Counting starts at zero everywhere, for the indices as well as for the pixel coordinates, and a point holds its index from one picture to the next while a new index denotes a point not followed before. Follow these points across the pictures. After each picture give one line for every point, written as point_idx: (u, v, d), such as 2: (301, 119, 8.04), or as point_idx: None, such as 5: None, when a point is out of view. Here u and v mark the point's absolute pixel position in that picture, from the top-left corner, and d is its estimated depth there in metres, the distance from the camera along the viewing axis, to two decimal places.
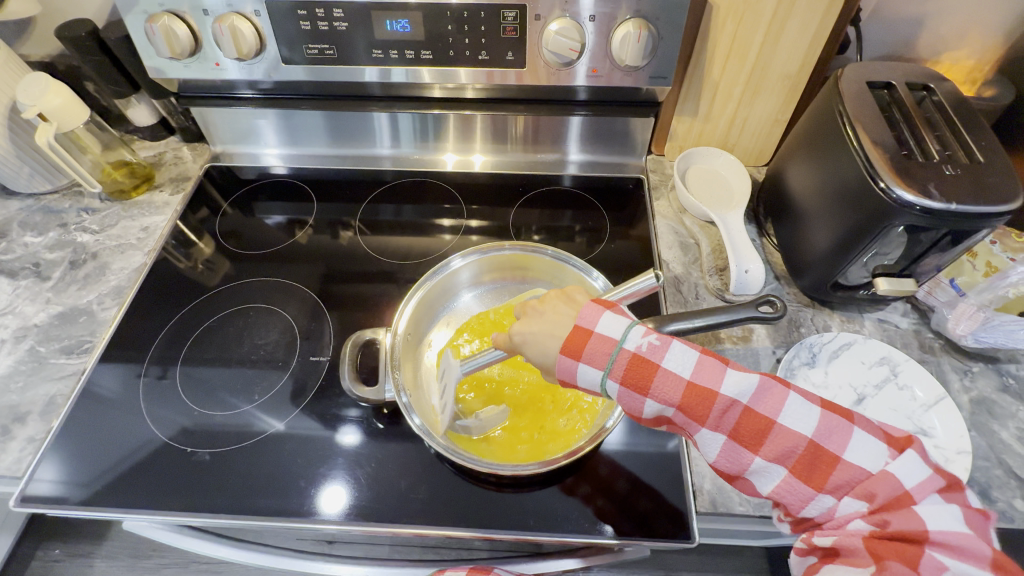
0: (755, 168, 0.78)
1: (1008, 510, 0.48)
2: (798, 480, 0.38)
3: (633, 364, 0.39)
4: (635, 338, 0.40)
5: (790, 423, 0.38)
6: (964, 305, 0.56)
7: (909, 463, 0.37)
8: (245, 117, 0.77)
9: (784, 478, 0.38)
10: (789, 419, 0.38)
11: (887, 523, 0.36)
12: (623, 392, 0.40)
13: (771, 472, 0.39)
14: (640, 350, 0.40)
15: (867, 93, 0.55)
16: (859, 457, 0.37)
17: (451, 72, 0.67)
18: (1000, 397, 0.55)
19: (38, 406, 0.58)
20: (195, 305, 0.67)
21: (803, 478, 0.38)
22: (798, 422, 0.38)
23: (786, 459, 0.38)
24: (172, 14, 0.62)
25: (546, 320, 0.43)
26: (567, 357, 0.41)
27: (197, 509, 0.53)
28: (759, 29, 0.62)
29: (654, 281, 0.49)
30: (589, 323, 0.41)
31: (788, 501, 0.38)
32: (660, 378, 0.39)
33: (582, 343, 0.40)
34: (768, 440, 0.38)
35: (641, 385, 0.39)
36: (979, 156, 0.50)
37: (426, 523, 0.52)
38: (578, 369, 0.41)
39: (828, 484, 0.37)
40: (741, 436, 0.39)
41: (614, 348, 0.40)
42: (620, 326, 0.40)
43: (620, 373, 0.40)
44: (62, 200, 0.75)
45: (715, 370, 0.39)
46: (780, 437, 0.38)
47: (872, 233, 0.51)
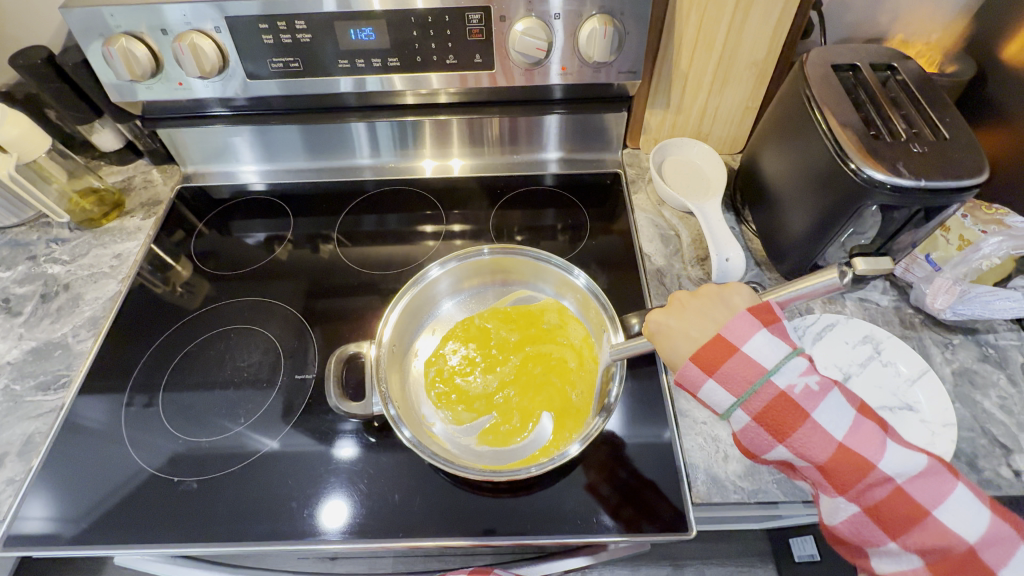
0: (730, 155, 0.78)
1: (996, 478, 0.48)
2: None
3: (779, 404, 0.39)
4: (790, 376, 0.39)
5: (947, 519, 0.37)
6: (940, 279, 0.57)
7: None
8: (218, 135, 0.76)
9: (915, 568, 0.38)
10: (947, 515, 0.37)
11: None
12: (756, 431, 0.40)
13: (901, 557, 0.39)
14: (792, 389, 0.39)
15: (832, 76, 0.55)
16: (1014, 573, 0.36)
17: (421, 78, 0.66)
18: (980, 366, 0.55)
19: (15, 446, 0.56)
20: (173, 331, 0.66)
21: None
22: (959, 522, 0.37)
23: (930, 553, 0.38)
24: (130, 35, 0.61)
25: (686, 324, 0.43)
26: (697, 368, 0.41)
27: (187, 539, 0.52)
28: (723, 18, 0.62)
29: (838, 280, 0.38)
30: (739, 334, 0.40)
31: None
32: (810, 433, 0.38)
33: (721, 357, 0.40)
34: (915, 526, 0.38)
35: (782, 430, 0.39)
36: (944, 133, 0.50)
37: (423, 536, 0.51)
38: (705, 383, 0.41)
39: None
40: (882, 515, 0.39)
41: (760, 376, 0.39)
42: (773, 354, 0.39)
43: (758, 408, 0.39)
44: (29, 232, 0.73)
45: (874, 440, 0.39)
46: (932, 528, 0.37)
47: (847, 215, 0.51)
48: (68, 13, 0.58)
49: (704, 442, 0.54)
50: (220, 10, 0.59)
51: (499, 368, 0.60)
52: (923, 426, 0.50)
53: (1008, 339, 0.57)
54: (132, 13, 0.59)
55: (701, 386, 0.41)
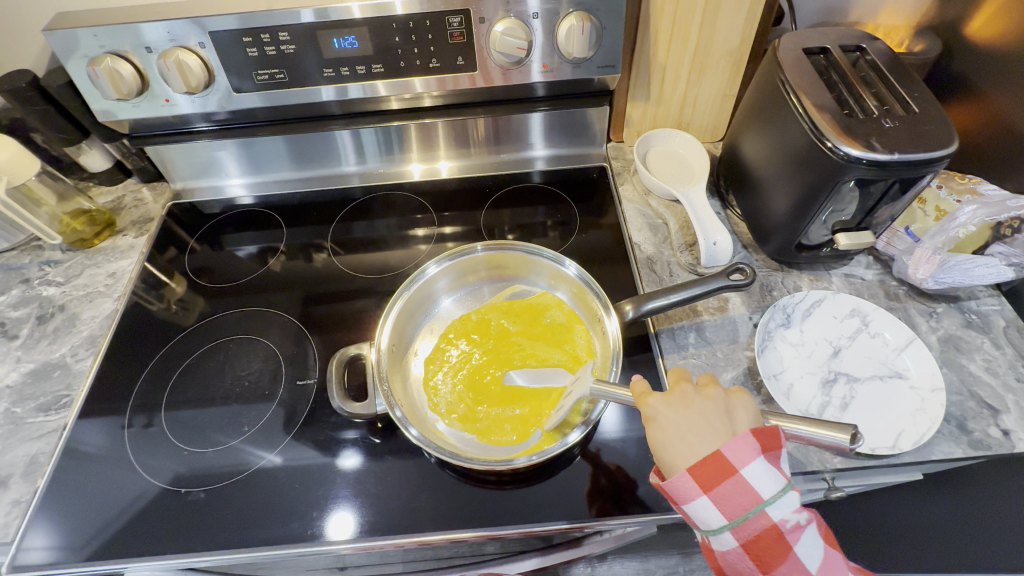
0: (712, 144, 0.80)
1: (985, 438, 0.50)
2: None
3: (771, 535, 0.39)
4: (783, 509, 0.40)
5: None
6: (920, 250, 0.59)
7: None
8: (203, 150, 0.76)
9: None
10: None
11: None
12: (740, 554, 0.40)
13: None
14: (783, 523, 0.39)
15: (804, 59, 0.57)
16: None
17: (404, 83, 0.67)
18: (965, 332, 0.57)
19: (19, 468, 0.56)
20: (172, 346, 0.66)
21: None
22: None
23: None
24: (115, 54, 0.61)
25: (688, 427, 0.43)
26: (694, 482, 0.41)
27: (198, 548, 0.52)
28: (697, 9, 0.64)
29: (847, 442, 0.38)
30: (740, 457, 0.40)
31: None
32: (790, 568, 0.39)
33: (717, 477, 0.40)
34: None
35: (764, 562, 0.39)
36: (914, 107, 0.52)
37: (432, 531, 0.52)
38: (699, 498, 0.40)
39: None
40: None
41: (754, 505, 0.40)
42: (771, 485, 0.40)
43: (746, 535, 0.40)
44: (22, 255, 0.73)
45: (838, 571, 0.41)
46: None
47: (826, 192, 0.53)
48: (53, 36, 0.59)
49: None
50: (202, 25, 0.60)
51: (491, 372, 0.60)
52: (913, 393, 0.52)
53: (989, 305, 0.59)
54: (115, 32, 0.60)
55: (691, 500, 0.41)
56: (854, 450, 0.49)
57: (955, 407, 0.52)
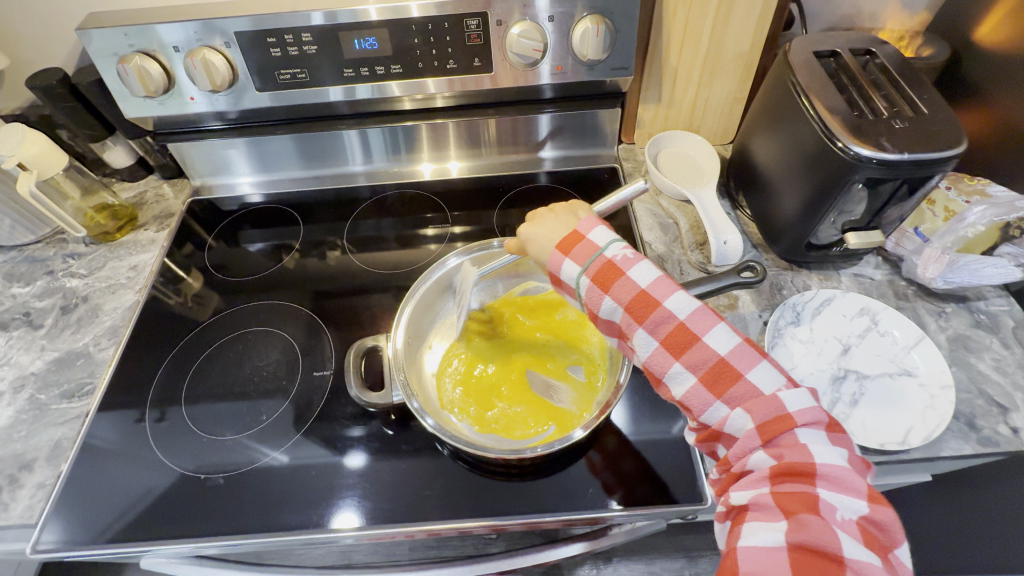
0: (722, 146, 0.81)
1: (995, 436, 0.50)
2: (705, 389, 0.40)
3: (604, 266, 0.45)
4: (614, 248, 0.46)
5: (712, 342, 0.41)
6: (929, 250, 0.60)
7: (803, 396, 0.38)
8: (218, 148, 0.78)
9: (695, 387, 0.41)
10: (714, 340, 0.41)
11: (781, 451, 0.36)
12: (589, 288, 0.45)
13: (683, 379, 0.41)
14: (613, 257, 0.45)
15: (815, 62, 0.58)
16: (760, 379, 0.39)
17: (419, 83, 0.69)
18: (974, 332, 0.58)
19: (43, 452, 0.57)
20: (192, 336, 0.68)
21: (711, 387, 0.40)
22: (720, 341, 0.41)
23: (701, 370, 0.41)
24: (143, 53, 0.63)
25: (548, 225, 0.51)
26: (558, 253, 0.48)
27: (217, 533, 0.53)
28: (709, 14, 0.65)
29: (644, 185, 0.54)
30: (586, 226, 0.48)
31: (694, 406, 0.41)
32: (620, 282, 0.44)
33: (574, 243, 0.47)
34: (692, 352, 0.41)
35: (603, 285, 0.45)
36: (924, 109, 0.53)
37: (445, 519, 0.53)
38: (564, 263, 0.47)
39: (728, 394, 0.39)
40: (670, 345, 0.42)
41: (596, 251, 0.46)
42: (608, 238, 0.47)
43: (592, 272, 0.45)
44: (46, 248, 0.75)
45: (667, 287, 0.43)
46: (702, 350, 0.41)
47: (835, 191, 0.54)
48: (86, 34, 0.61)
49: None
50: (229, 26, 0.62)
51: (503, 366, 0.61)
52: (922, 390, 0.53)
53: (998, 306, 0.60)
54: (144, 32, 0.62)
55: (561, 268, 0.47)
56: (863, 445, 0.50)
57: (965, 405, 0.52)
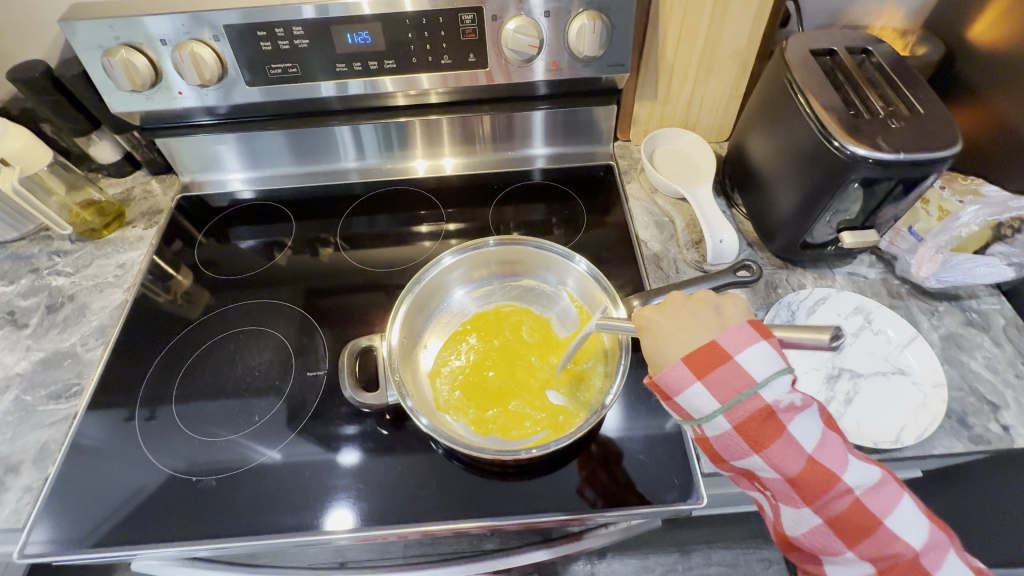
0: (717, 143, 0.81)
1: (986, 434, 0.51)
2: None
3: (762, 417, 0.40)
4: (776, 391, 0.40)
5: (897, 529, 0.40)
6: (923, 249, 0.60)
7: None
8: (206, 144, 0.77)
9: (866, 575, 0.41)
10: (898, 525, 0.40)
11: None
12: (730, 437, 0.41)
13: (855, 562, 0.41)
14: (776, 404, 0.40)
15: (811, 60, 0.58)
16: None
17: (413, 79, 0.68)
18: (965, 330, 0.58)
19: (31, 455, 0.56)
20: (183, 335, 0.67)
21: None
22: (906, 529, 0.40)
23: (879, 561, 0.40)
24: (129, 46, 0.62)
25: (677, 326, 0.45)
26: (688, 370, 0.42)
27: (210, 535, 0.52)
28: (705, 10, 0.65)
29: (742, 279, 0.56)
30: (735, 344, 0.41)
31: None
32: (782, 446, 0.40)
33: (712, 363, 0.41)
34: (869, 540, 0.40)
35: (754, 440, 0.40)
36: (919, 109, 0.53)
37: (441, 520, 0.52)
38: (694, 385, 0.41)
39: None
40: (843, 525, 0.40)
41: (748, 390, 0.40)
42: (765, 368, 0.40)
43: (739, 419, 0.40)
44: (31, 245, 0.73)
45: (838, 455, 0.41)
46: (884, 539, 0.40)
47: (832, 191, 0.54)
48: (70, 26, 0.59)
49: None
50: (217, 19, 0.61)
51: (499, 369, 0.60)
52: (915, 388, 0.53)
53: (989, 304, 0.60)
54: (130, 25, 0.60)
55: (685, 389, 0.42)
56: (857, 444, 0.50)
57: (956, 403, 0.53)
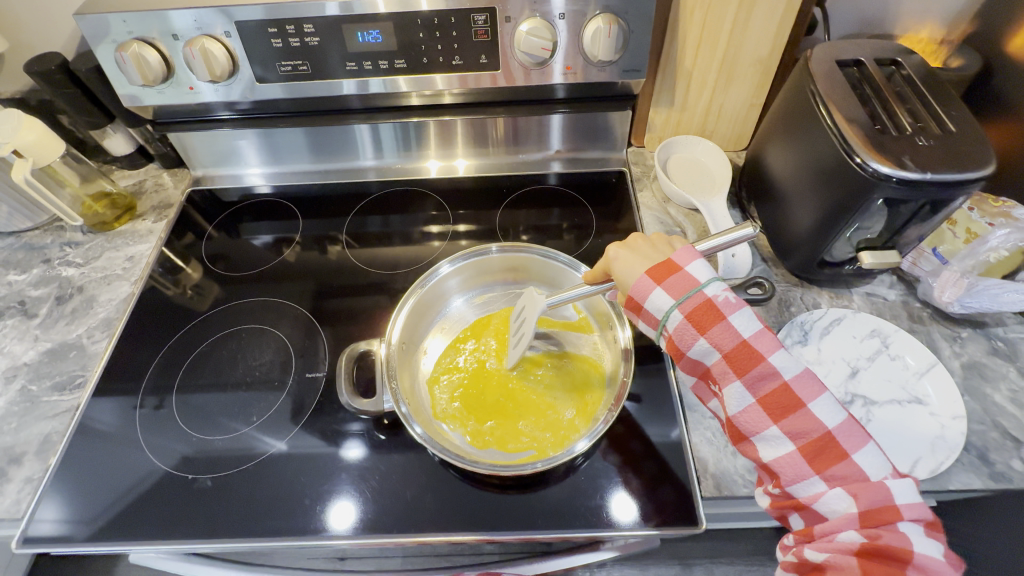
0: (735, 153, 0.79)
1: (1007, 471, 0.48)
2: (802, 459, 0.39)
3: (704, 304, 0.41)
4: (717, 287, 0.41)
5: (819, 411, 0.39)
6: (947, 273, 0.57)
7: (907, 487, 0.37)
8: (224, 139, 0.77)
9: (790, 454, 0.39)
10: (818, 408, 0.39)
11: (877, 535, 0.36)
12: (680, 325, 0.41)
13: (779, 443, 0.39)
14: (715, 295, 0.41)
15: (837, 71, 0.55)
16: (868, 463, 0.38)
17: (426, 79, 0.67)
18: (990, 359, 0.55)
19: (33, 445, 0.57)
20: (187, 331, 0.67)
21: (809, 460, 0.38)
22: (825, 412, 0.39)
23: (799, 437, 0.39)
24: (142, 41, 0.62)
25: (639, 255, 0.46)
26: (649, 278, 0.43)
27: (204, 536, 0.52)
28: (728, 15, 0.62)
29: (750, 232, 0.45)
30: (686, 257, 0.43)
31: (783, 472, 0.39)
32: (720, 327, 0.40)
33: (667, 271, 0.43)
34: (796, 420, 0.39)
35: (699, 325, 0.40)
36: (950, 125, 0.50)
37: (435, 531, 0.51)
38: (654, 290, 0.42)
39: (828, 471, 0.38)
40: (769, 403, 0.40)
41: (695, 287, 0.41)
42: (708, 273, 0.42)
43: (688, 308, 0.41)
44: (44, 236, 0.74)
45: (771, 340, 0.40)
46: (804, 417, 0.39)
47: (852, 208, 0.52)
48: (84, 20, 0.59)
49: (714, 437, 0.54)
50: (229, 14, 0.60)
51: (499, 380, 0.59)
52: (932, 419, 0.51)
53: (1017, 332, 0.57)
54: (143, 19, 0.60)
55: (648, 296, 0.43)
56: None
57: (976, 437, 0.50)
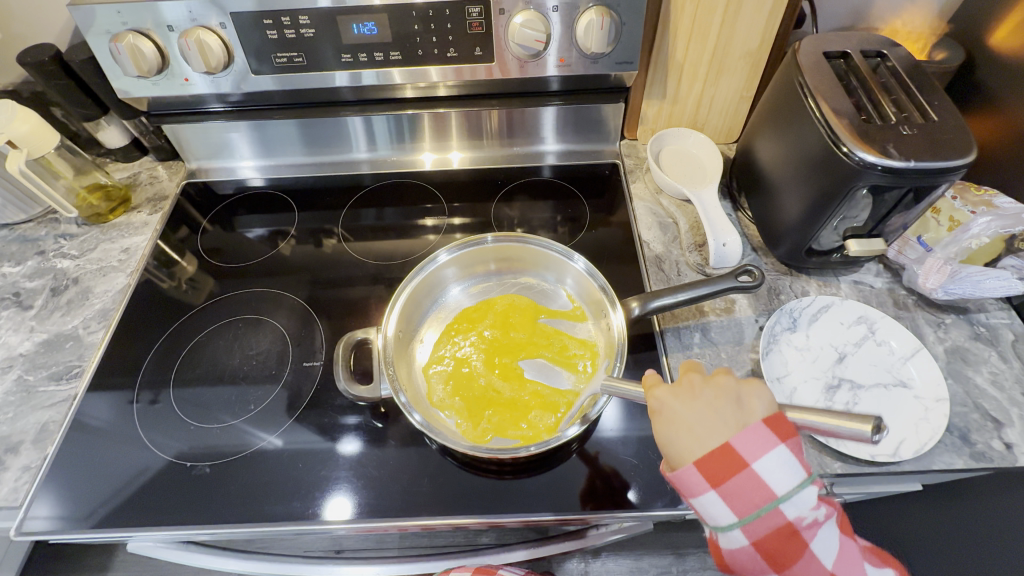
0: (726, 145, 0.80)
1: (988, 451, 0.50)
2: None
3: (785, 535, 0.37)
4: (797, 506, 0.37)
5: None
6: (931, 260, 0.59)
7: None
8: (217, 131, 0.77)
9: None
10: None
11: None
12: (750, 554, 0.38)
13: None
14: (800, 520, 0.37)
15: (824, 63, 0.57)
16: None
17: (421, 71, 0.67)
18: (972, 344, 0.57)
19: (30, 435, 0.57)
20: (182, 322, 0.67)
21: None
22: None
23: None
24: (137, 32, 0.62)
25: (692, 421, 0.40)
26: (701, 476, 0.38)
27: (203, 522, 0.53)
28: (717, 9, 0.63)
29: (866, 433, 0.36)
30: (752, 450, 0.37)
31: None
32: (805, 565, 0.37)
33: (728, 472, 0.37)
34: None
35: (776, 559, 0.37)
36: (933, 115, 0.52)
37: (430, 516, 0.52)
38: (708, 494, 0.38)
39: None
40: None
41: (767, 501, 0.37)
42: (786, 480, 0.37)
43: (759, 535, 0.37)
44: (38, 228, 0.74)
45: (854, 561, 0.38)
46: None
47: (839, 198, 0.53)
48: (77, 10, 0.59)
49: None
50: (224, 5, 0.60)
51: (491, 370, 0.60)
52: (917, 402, 0.52)
53: (998, 318, 0.59)
54: (137, 10, 0.60)
55: (700, 494, 0.38)
56: (855, 456, 0.49)
57: (958, 419, 0.52)
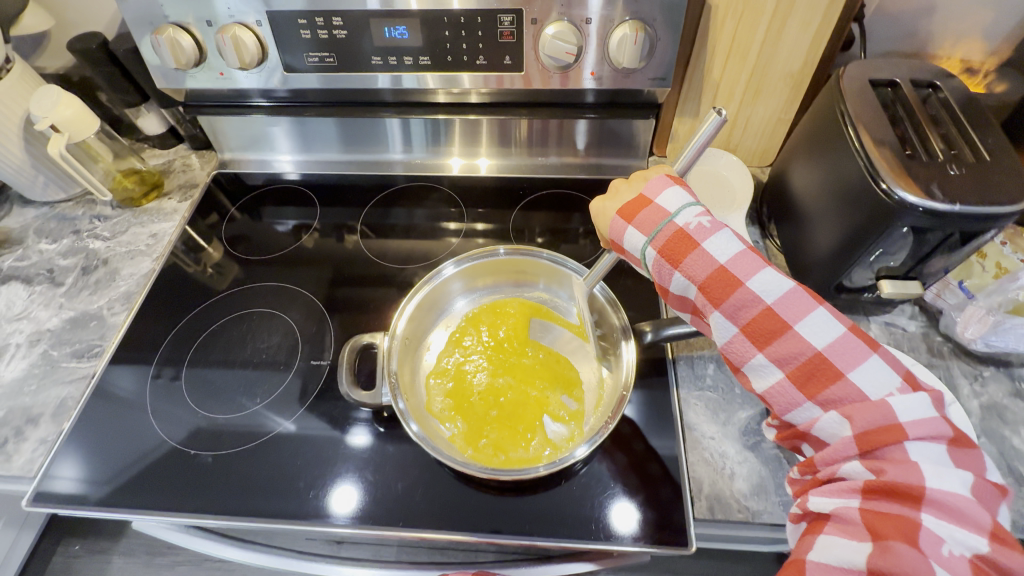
0: (759, 168, 0.77)
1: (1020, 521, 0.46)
2: (793, 387, 0.38)
3: (676, 236, 0.42)
4: (687, 216, 0.42)
5: (807, 332, 0.37)
6: (972, 308, 0.55)
7: (916, 402, 0.34)
8: (258, 124, 0.78)
9: (779, 381, 0.38)
10: (807, 330, 0.37)
11: (883, 470, 0.33)
12: (658, 264, 0.43)
13: (768, 372, 0.39)
14: (688, 226, 0.42)
15: (870, 91, 0.54)
16: (866, 381, 0.35)
17: (455, 77, 0.67)
18: (1012, 402, 0.53)
19: (49, 408, 0.59)
20: (202, 308, 0.69)
21: (798, 384, 0.37)
22: (816, 333, 0.37)
23: (789, 365, 0.38)
24: (178, 26, 0.64)
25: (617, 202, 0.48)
26: (620, 220, 0.46)
27: (200, 510, 0.53)
28: (759, 28, 0.61)
29: (719, 118, 0.40)
30: (654, 191, 0.45)
31: (776, 403, 0.39)
32: (694, 258, 0.41)
33: (639, 208, 0.45)
34: (778, 342, 0.38)
35: (673, 261, 0.42)
36: (985, 155, 0.48)
37: (420, 527, 0.52)
38: (627, 231, 0.45)
39: (820, 395, 0.36)
40: (753, 331, 0.39)
41: (664, 219, 0.43)
42: (680, 202, 0.43)
43: (660, 244, 0.43)
44: (76, 208, 0.77)
45: (753, 265, 0.40)
46: (790, 340, 0.38)
47: (875, 234, 0.50)
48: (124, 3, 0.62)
49: (710, 457, 0.53)
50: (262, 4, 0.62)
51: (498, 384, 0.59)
52: None
53: None
54: (181, 5, 0.62)
55: (623, 236, 0.45)
56: None
57: None
